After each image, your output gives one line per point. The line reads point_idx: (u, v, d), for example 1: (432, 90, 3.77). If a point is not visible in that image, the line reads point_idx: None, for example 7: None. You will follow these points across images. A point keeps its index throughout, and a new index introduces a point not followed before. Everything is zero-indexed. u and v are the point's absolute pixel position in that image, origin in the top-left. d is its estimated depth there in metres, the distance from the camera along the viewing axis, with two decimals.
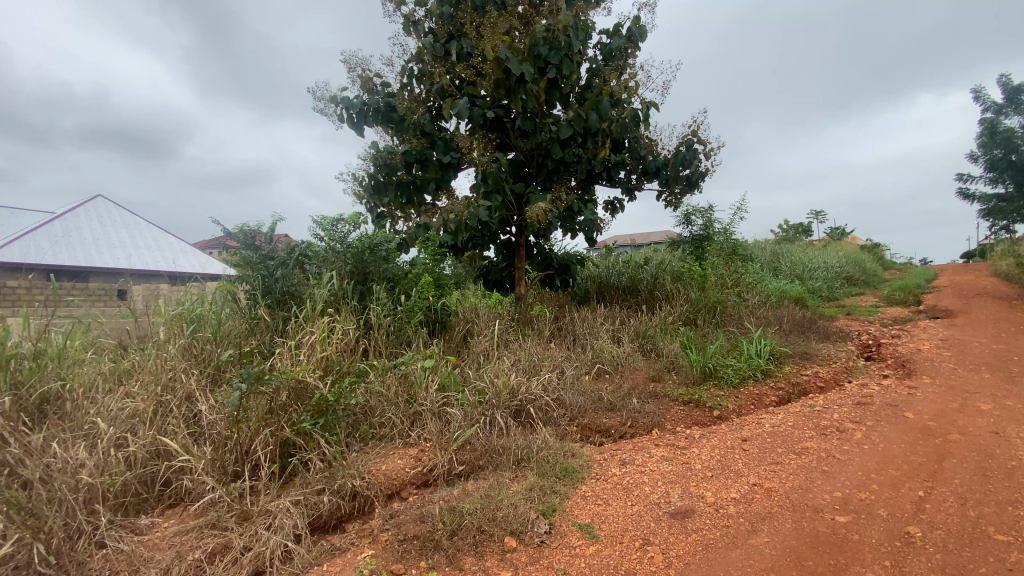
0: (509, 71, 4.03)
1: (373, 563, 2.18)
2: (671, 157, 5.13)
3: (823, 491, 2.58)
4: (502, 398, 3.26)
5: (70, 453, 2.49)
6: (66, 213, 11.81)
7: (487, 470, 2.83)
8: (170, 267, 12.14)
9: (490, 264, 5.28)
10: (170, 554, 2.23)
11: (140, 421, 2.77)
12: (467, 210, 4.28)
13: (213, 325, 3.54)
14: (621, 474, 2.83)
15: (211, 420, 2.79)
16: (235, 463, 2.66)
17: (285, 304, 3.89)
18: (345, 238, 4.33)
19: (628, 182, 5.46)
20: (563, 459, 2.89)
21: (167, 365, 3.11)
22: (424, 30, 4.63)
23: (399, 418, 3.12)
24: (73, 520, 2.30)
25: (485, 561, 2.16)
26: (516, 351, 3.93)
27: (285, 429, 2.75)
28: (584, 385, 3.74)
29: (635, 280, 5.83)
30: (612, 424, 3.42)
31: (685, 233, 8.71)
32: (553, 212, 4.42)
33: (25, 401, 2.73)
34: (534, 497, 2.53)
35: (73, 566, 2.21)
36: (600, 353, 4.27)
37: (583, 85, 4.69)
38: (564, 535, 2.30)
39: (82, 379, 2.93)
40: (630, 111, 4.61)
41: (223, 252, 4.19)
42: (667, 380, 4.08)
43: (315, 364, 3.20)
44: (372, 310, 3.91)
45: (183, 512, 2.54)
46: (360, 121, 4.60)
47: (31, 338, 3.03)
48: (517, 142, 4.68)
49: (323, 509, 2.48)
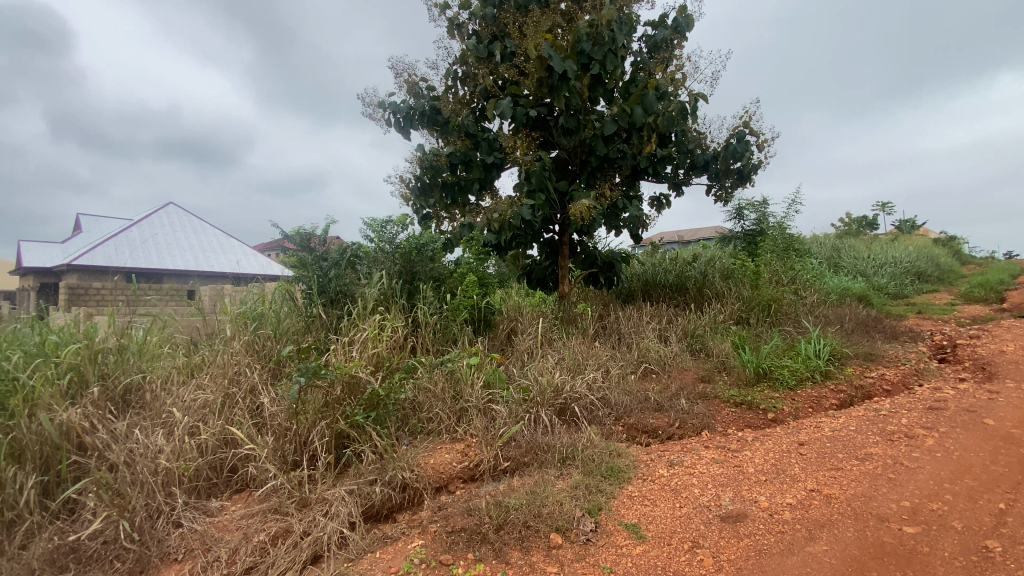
0: (552, 69, 4.03)
1: (422, 552, 2.24)
2: (721, 150, 5.00)
3: (889, 500, 2.43)
4: (546, 396, 3.27)
5: (150, 439, 2.72)
6: (142, 220, 12.83)
7: (532, 467, 2.85)
8: (233, 268, 12.96)
9: (534, 262, 5.24)
10: (238, 535, 2.38)
11: (210, 411, 2.98)
12: (511, 210, 4.29)
13: (273, 323, 3.76)
14: (669, 475, 2.78)
15: (272, 412, 2.95)
16: (295, 453, 2.81)
17: (338, 303, 4.06)
18: (394, 238, 4.53)
19: (675, 177, 5.32)
20: (608, 459, 2.86)
21: (233, 360, 3.32)
22: (468, 32, 4.71)
23: (446, 414, 3.18)
24: (153, 500, 2.53)
25: (531, 555, 2.18)
26: (561, 350, 3.90)
27: (340, 422, 2.87)
28: (631, 385, 3.69)
29: (682, 278, 5.69)
30: (659, 424, 3.36)
31: (736, 228, 8.39)
32: (598, 209, 4.37)
33: (111, 391, 3.00)
34: (580, 495, 2.52)
35: (153, 543, 2.43)
36: (647, 352, 4.19)
37: (627, 79, 4.60)
38: (611, 535, 2.29)
39: (159, 372, 3.18)
40: (678, 104, 4.44)
41: (282, 255, 4.44)
42: (717, 381, 3.96)
43: (368, 359, 3.34)
44: (420, 308, 4.02)
45: (249, 497, 2.71)
46: (407, 124, 4.75)
47: (115, 334, 3.31)
48: (560, 140, 4.65)
49: (376, 498, 2.58)
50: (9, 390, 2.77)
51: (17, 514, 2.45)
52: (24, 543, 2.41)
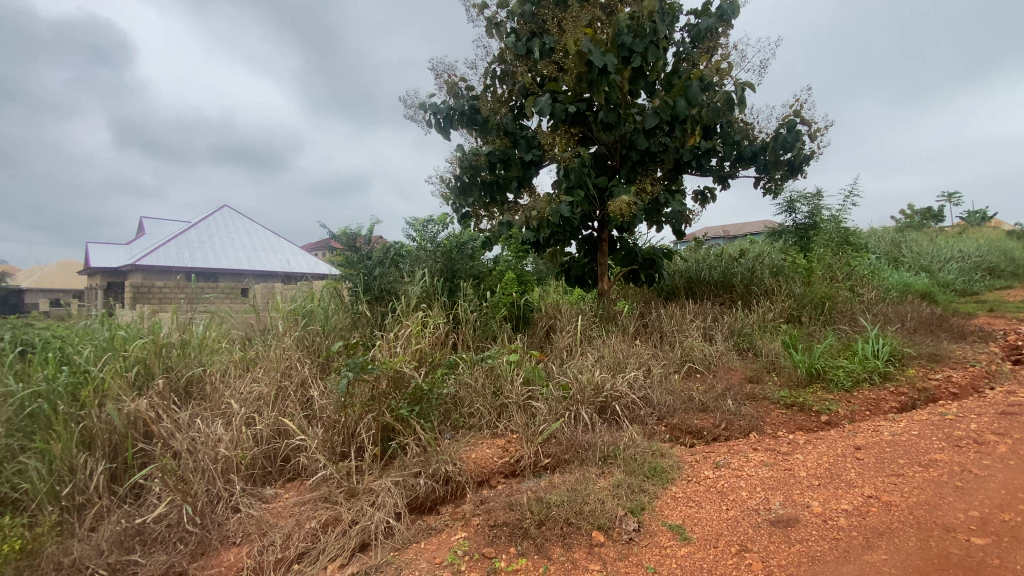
0: (592, 63, 3.98)
1: (466, 545, 2.28)
2: (770, 141, 4.83)
3: (955, 509, 2.28)
4: (586, 394, 3.24)
5: (210, 428, 2.89)
6: (200, 222, 13.59)
7: (573, 464, 2.85)
8: (282, 268, 13.52)
9: (572, 259, 5.19)
10: (292, 521, 2.49)
11: (265, 403, 3.13)
12: (549, 207, 4.27)
13: (322, 319, 3.91)
14: (716, 477, 2.71)
15: (322, 405, 3.07)
16: (343, 444, 2.92)
17: (383, 300, 4.17)
18: (435, 238, 4.62)
19: (721, 170, 5.16)
20: (651, 459, 2.82)
21: (285, 355, 3.47)
22: (507, 30, 4.72)
23: (487, 410, 3.22)
24: (213, 486, 2.69)
25: (573, 552, 2.18)
26: (601, 347, 3.86)
27: (386, 415, 2.95)
28: (674, 384, 3.61)
29: (728, 274, 5.51)
30: (704, 425, 3.28)
31: (787, 222, 8.04)
32: (638, 205, 4.29)
33: (175, 382, 3.21)
34: (622, 493, 2.50)
35: (214, 526, 2.58)
36: (691, 351, 4.09)
37: (670, 70, 4.48)
38: (654, 535, 2.26)
39: (218, 366, 3.37)
40: (723, 95, 4.29)
41: (329, 254, 4.60)
42: (766, 381, 3.82)
43: (411, 355, 3.43)
44: (460, 305, 4.08)
45: (301, 485, 2.84)
46: (447, 124, 4.82)
47: (177, 329, 3.53)
48: (600, 135, 4.59)
49: (420, 490, 2.64)
50: (82, 381, 2.99)
51: (87, 498, 2.66)
52: (93, 525, 2.59)
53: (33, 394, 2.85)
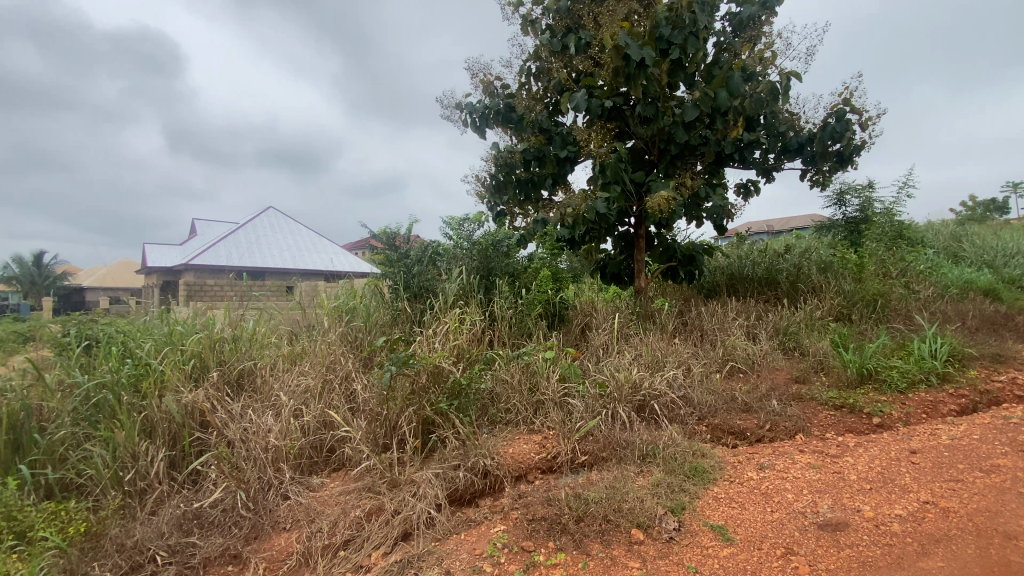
0: (629, 57, 3.92)
1: (505, 537, 2.31)
2: (817, 131, 4.65)
3: (1019, 516, 2.15)
4: (624, 392, 3.21)
5: (261, 419, 3.04)
6: (248, 223, 14.23)
7: (611, 462, 2.83)
8: (324, 266, 13.99)
9: (608, 256, 5.15)
10: (338, 509, 2.59)
11: (311, 395, 3.26)
12: (585, 204, 4.25)
13: (364, 316, 4.03)
14: (760, 479, 2.64)
15: (365, 398, 3.18)
16: (385, 436, 3.01)
17: (421, 297, 4.26)
18: (471, 236, 4.68)
19: (764, 162, 4.99)
20: (692, 459, 2.77)
21: (330, 349, 3.61)
22: (542, 27, 4.71)
23: (524, 406, 3.23)
24: (265, 474, 2.83)
25: (613, 549, 2.17)
26: (638, 346, 3.81)
27: (426, 408, 3.03)
28: (715, 384, 3.53)
29: (773, 271, 5.32)
30: (747, 426, 3.20)
31: (837, 216, 7.70)
32: (678, 200, 4.21)
33: (229, 375, 3.38)
34: (661, 492, 2.47)
35: (266, 512, 2.70)
36: (733, 350, 3.98)
37: (710, 61, 4.37)
38: (695, 535, 2.23)
39: (267, 359, 3.54)
40: (767, 84, 4.15)
41: (369, 252, 4.74)
42: (814, 381, 3.68)
43: (449, 350, 3.50)
44: (496, 302, 4.12)
45: (345, 476, 2.94)
46: (482, 123, 4.86)
47: (230, 325, 3.72)
48: (637, 129, 4.52)
49: (460, 483, 2.69)
50: (143, 373, 3.19)
51: (148, 483, 2.82)
52: (153, 509, 2.73)
53: (99, 386, 3.05)
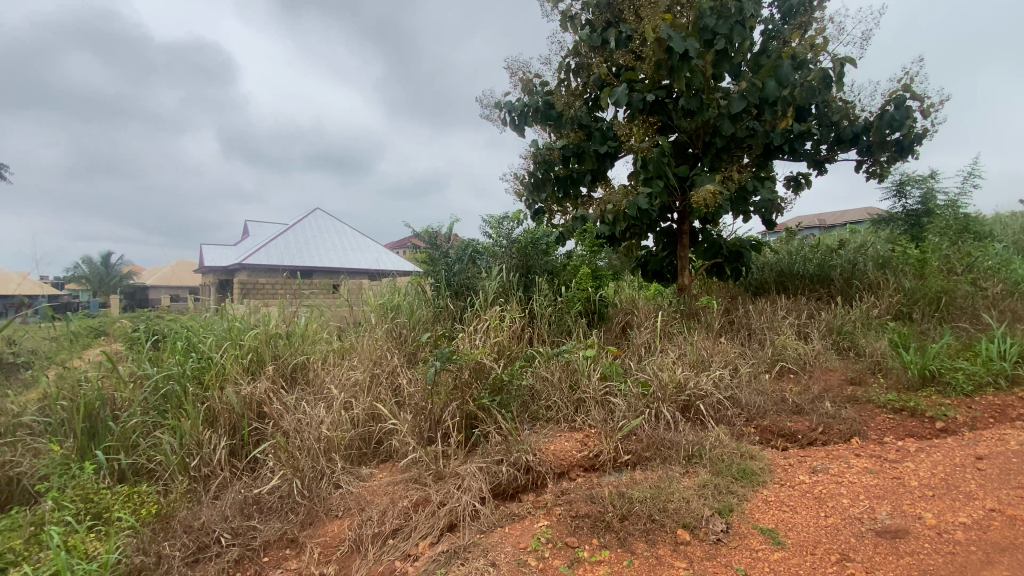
0: (672, 49, 3.82)
1: (549, 532, 2.33)
2: (874, 120, 4.42)
3: None
4: (668, 392, 3.15)
5: (314, 411, 3.18)
6: (296, 224, 14.83)
7: (655, 462, 2.80)
8: (367, 265, 14.41)
9: (650, 253, 5.09)
10: (386, 499, 2.68)
11: (360, 389, 3.37)
12: (626, 200, 4.19)
13: (408, 313, 4.14)
14: (812, 483, 2.54)
15: (411, 392, 3.27)
16: (430, 430, 3.09)
17: (462, 295, 4.33)
18: (510, 234, 4.68)
19: (816, 153, 4.77)
20: (740, 460, 2.69)
21: (377, 345, 3.73)
22: (582, 22, 4.68)
23: (565, 404, 3.22)
24: (318, 463, 2.97)
25: (658, 549, 2.15)
26: (682, 344, 3.73)
27: (469, 404, 3.09)
28: (764, 384, 3.41)
29: (825, 267, 5.09)
30: (798, 428, 3.09)
31: (896, 208, 7.27)
32: (723, 194, 4.09)
33: (284, 368, 3.56)
34: (708, 493, 2.41)
35: (319, 499, 2.83)
36: (783, 349, 3.84)
37: (757, 50, 4.23)
38: (744, 537, 2.17)
39: (319, 354, 3.69)
40: (819, 72, 3.98)
41: (412, 252, 4.85)
42: (871, 383, 3.50)
43: (491, 347, 3.55)
44: (536, 300, 4.13)
45: (393, 467, 3.04)
46: (522, 121, 4.88)
47: (283, 322, 3.90)
48: (681, 123, 4.42)
49: (503, 477, 2.72)
50: (206, 366, 3.40)
51: (212, 470, 3.00)
52: (216, 493, 2.90)
53: (167, 377, 3.27)
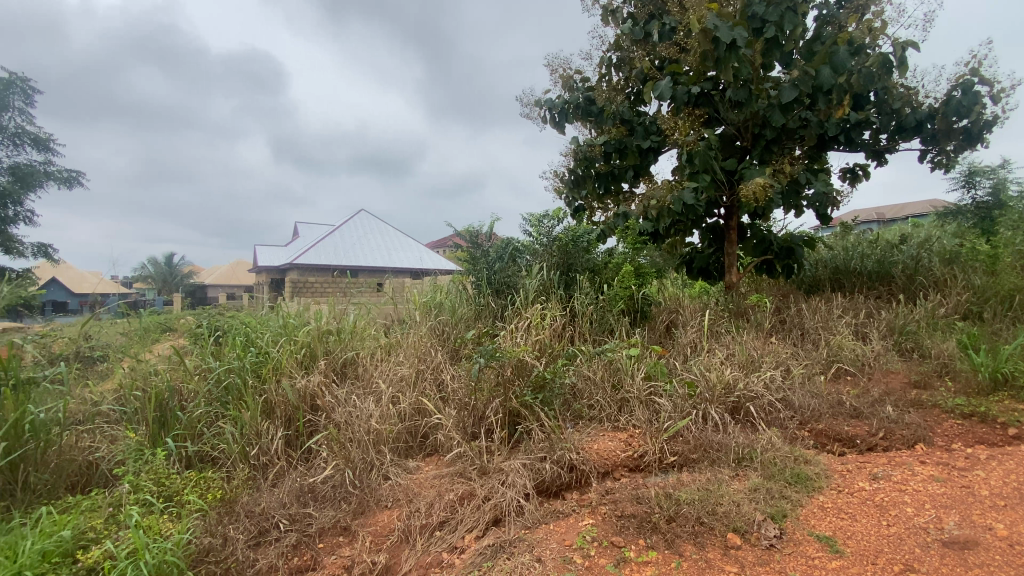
0: (718, 40, 3.68)
1: (594, 531, 2.32)
2: (940, 107, 4.14)
3: None
4: (717, 393, 3.06)
5: (363, 405, 3.30)
6: (342, 224, 15.35)
7: (703, 464, 2.73)
8: (409, 265, 14.73)
9: (695, 250, 4.98)
10: (433, 492, 2.74)
11: (406, 384, 3.47)
12: (671, 195, 4.09)
13: (451, 310, 4.21)
14: (873, 490, 2.41)
15: (455, 388, 3.33)
16: (473, 426, 3.14)
17: (503, 293, 4.37)
18: (551, 232, 4.64)
19: (875, 143, 4.52)
20: (794, 465, 2.59)
21: (422, 342, 3.82)
22: (623, 16, 4.61)
23: (608, 403, 3.19)
24: (367, 455, 3.07)
25: (707, 552, 2.10)
26: (730, 344, 3.62)
27: (512, 401, 3.12)
28: (819, 386, 3.27)
29: (885, 263, 4.81)
30: (857, 433, 2.93)
31: (965, 200, 6.78)
32: (774, 188, 3.94)
33: (335, 363, 3.70)
34: (760, 497, 2.34)
35: (370, 489, 2.93)
36: (839, 350, 3.66)
37: (811, 36, 4.02)
38: (799, 544, 2.09)
39: (367, 350, 3.82)
40: (878, 58, 3.77)
41: (454, 251, 4.92)
42: (937, 387, 3.28)
43: (533, 345, 3.56)
44: (577, 299, 4.11)
45: (438, 461, 3.10)
46: (562, 119, 4.86)
47: (333, 319, 4.06)
48: (728, 115, 4.28)
49: (547, 475, 2.73)
50: (264, 360, 3.58)
51: (269, 459, 3.15)
52: (274, 481, 3.05)
53: (229, 370, 3.48)
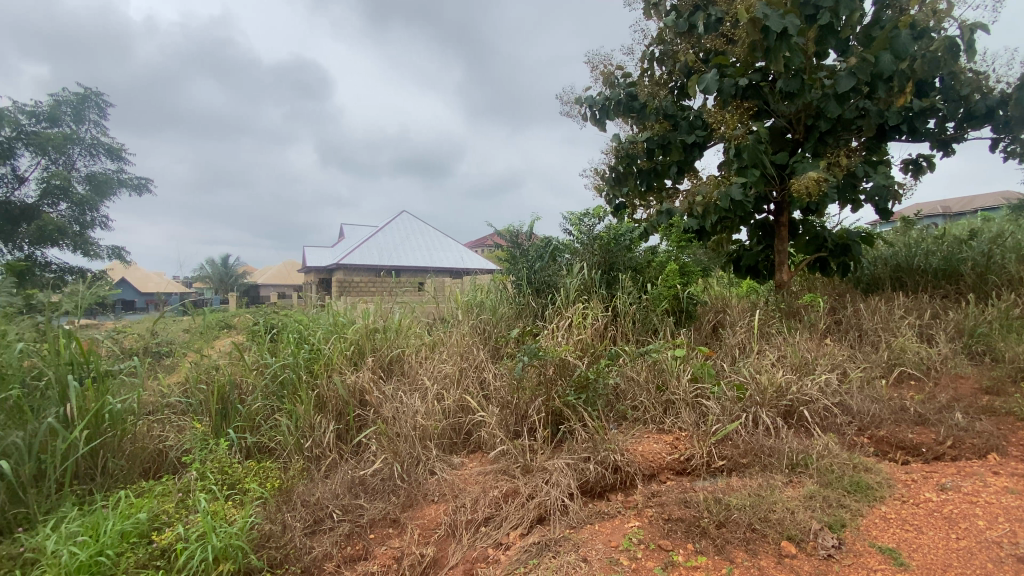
0: (768, 29, 3.54)
1: (641, 533, 2.29)
2: (1014, 91, 3.85)
3: None
4: (768, 396, 2.96)
5: (410, 401, 3.38)
6: (386, 226, 15.77)
7: (754, 469, 2.65)
8: (450, 265, 14.96)
9: (742, 247, 4.81)
10: (478, 488, 2.78)
11: (450, 382, 3.53)
12: (718, 191, 3.96)
13: (493, 309, 4.26)
14: (941, 501, 2.27)
15: (498, 386, 3.38)
16: (516, 424, 3.18)
17: (544, 292, 4.37)
18: (592, 230, 4.58)
19: (941, 133, 4.24)
20: (852, 473, 2.47)
21: (465, 340, 3.88)
22: (666, 9, 4.52)
23: (652, 404, 3.12)
24: (414, 450, 3.14)
25: (760, 560, 2.04)
26: (781, 346, 3.49)
27: (555, 400, 3.11)
28: (879, 390, 3.10)
29: (953, 260, 4.50)
30: (922, 441, 2.76)
31: None
32: (829, 181, 3.76)
33: (382, 360, 3.82)
34: (816, 505, 2.24)
35: (417, 483, 3.00)
36: (901, 353, 3.46)
37: (869, 21, 3.82)
38: (860, 555, 1.99)
39: (412, 347, 3.91)
40: (944, 41, 3.54)
41: (495, 250, 4.97)
42: (1014, 393, 3.05)
43: (575, 345, 3.55)
44: (620, 298, 4.05)
45: (482, 457, 3.14)
46: (603, 116, 4.82)
47: (379, 317, 4.19)
48: (778, 106, 4.12)
49: (591, 475, 2.71)
50: (316, 357, 3.74)
51: (322, 451, 3.28)
52: (326, 473, 3.18)
53: (284, 366, 3.67)
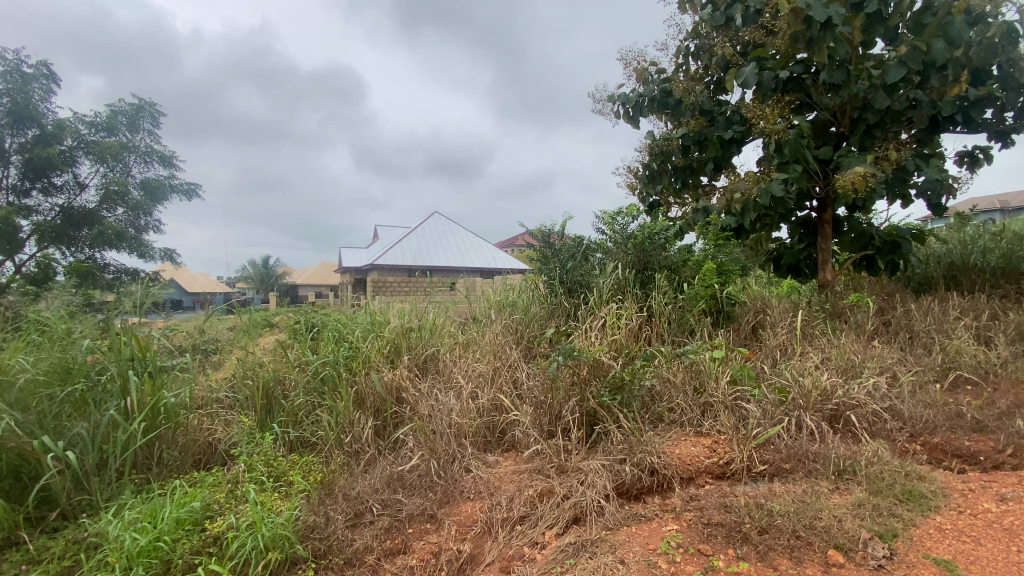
0: (811, 19, 3.41)
1: (679, 537, 2.26)
2: None
3: None
4: (813, 400, 2.86)
5: (445, 399, 3.43)
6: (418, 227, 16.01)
7: (797, 475, 2.57)
8: (481, 265, 15.07)
9: (783, 245, 4.66)
10: (513, 487, 2.80)
11: (484, 381, 3.56)
12: (757, 187, 3.85)
13: (526, 309, 4.27)
14: (1002, 512, 2.15)
15: (532, 386, 3.39)
16: (550, 424, 3.17)
17: (577, 292, 4.34)
18: (625, 229, 4.54)
19: (1000, 123, 4.00)
20: (904, 481, 2.36)
21: (498, 340, 3.90)
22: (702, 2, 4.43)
23: (690, 407, 3.04)
24: (449, 447, 3.19)
25: (805, 567, 1.98)
26: (826, 348, 3.37)
27: (590, 400, 3.11)
28: (933, 395, 2.95)
29: (1014, 258, 4.24)
30: (981, 449, 2.62)
31: None
32: (877, 176, 3.60)
33: (417, 359, 3.89)
34: (865, 514, 2.16)
35: (452, 480, 3.05)
36: (957, 356, 3.28)
37: (920, 7, 3.63)
38: (913, 566, 1.91)
39: (446, 346, 3.96)
40: (1004, 25, 3.33)
41: (527, 250, 4.97)
42: None
43: (610, 345, 3.52)
44: (654, 298, 4.00)
45: (517, 456, 3.16)
46: (637, 113, 4.76)
47: (414, 317, 4.26)
48: (821, 99, 3.98)
49: (627, 477, 2.68)
50: (354, 355, 3.85)
51: (361, 447, 3.37)
52: (365, 467, 3.26)
53: (324, 363, 3.80)
